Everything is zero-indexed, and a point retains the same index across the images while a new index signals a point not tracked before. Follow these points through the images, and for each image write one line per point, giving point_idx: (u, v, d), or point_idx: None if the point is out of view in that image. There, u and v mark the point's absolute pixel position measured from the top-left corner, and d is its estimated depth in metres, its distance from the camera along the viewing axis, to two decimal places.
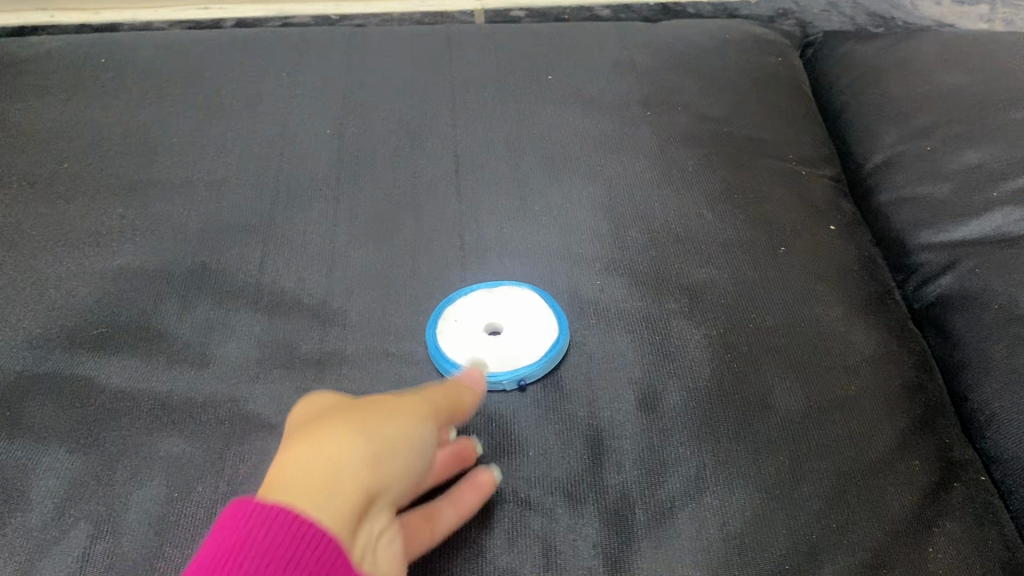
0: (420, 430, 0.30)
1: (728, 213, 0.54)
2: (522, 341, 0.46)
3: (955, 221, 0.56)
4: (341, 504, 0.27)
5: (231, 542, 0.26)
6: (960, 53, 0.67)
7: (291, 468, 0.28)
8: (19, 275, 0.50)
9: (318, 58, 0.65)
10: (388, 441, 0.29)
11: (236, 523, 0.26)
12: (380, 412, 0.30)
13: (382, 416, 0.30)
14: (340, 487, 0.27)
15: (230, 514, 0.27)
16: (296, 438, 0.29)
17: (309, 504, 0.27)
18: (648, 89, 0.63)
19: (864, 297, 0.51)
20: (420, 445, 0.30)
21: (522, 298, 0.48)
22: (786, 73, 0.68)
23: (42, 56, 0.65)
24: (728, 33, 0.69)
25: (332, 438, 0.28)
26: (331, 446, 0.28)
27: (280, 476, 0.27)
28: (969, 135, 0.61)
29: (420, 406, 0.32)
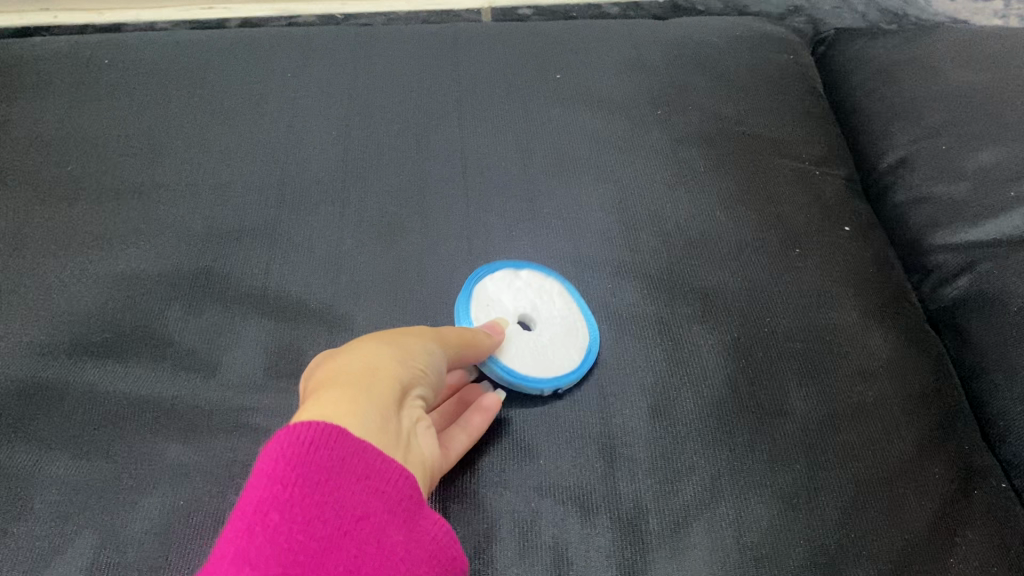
0: (428, 347, 0.36)
1: (740, 215, 0.53)
2: (555, 344, 0.45)
3: (972, 221, 0.55)
4: (385, 394, 0.32)
5: (325, 462, 0.27)
6: (975, 49, 0.66)
7: (333, 375, 0.32)
8: (21, 280, 0.49)
9: (324, 58, 0.64)
10: (405, 352, 0.35)
11: (328, 441, 0.28)
12: (394, 337, 0.36)
13: (395, 339, 0.35)
14: (379, 385, 0.32)
15: (325, 432, 0.28)
16: (326, 366, 0.34)
17: (363, 390, 0.31)
18: (658, 88, 0.62)
19: (880, 299, 0.50)
20: (431, 358, 0.36)
21: (549, 293, 0.48)
22: (798, 71, 0.67)
23: (44, 58, 0.64)
24: (738, 31, 0.68)
25: (361, 354, 0.33)
26: (360, 358, 0.33)
27: (328, 381, 0.32)
28: (985, 132, 0.59)
29: (423, 333, 0.37)
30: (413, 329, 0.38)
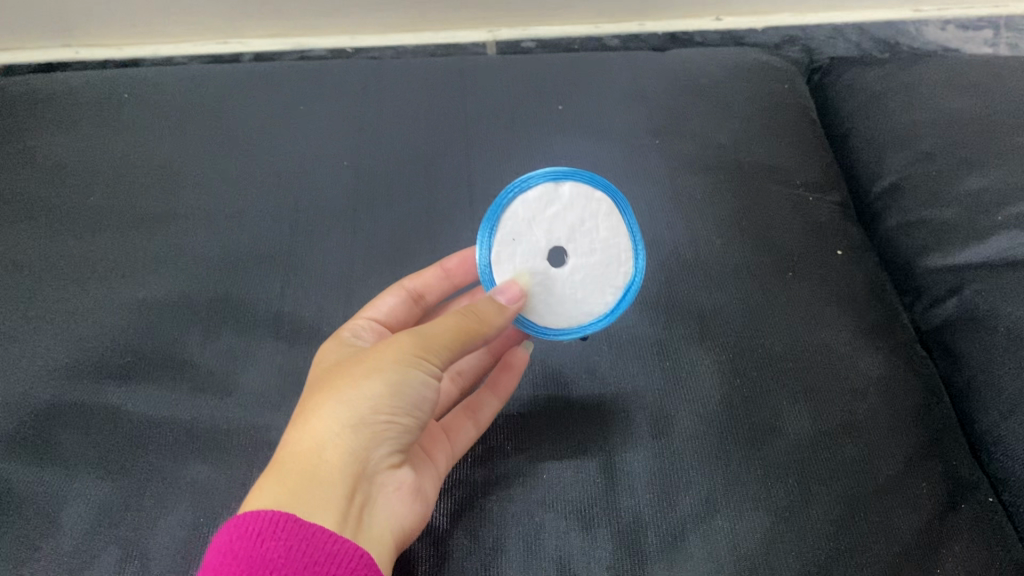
0: (402, 387, 0.36)
1: (736, 239, 0.55)
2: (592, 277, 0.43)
3: (961, 245, 0.57)
4: (329, 488, 0.34)
5: (275, 550, 0.32)
6: (965, 78, 0.68)
7: (289, 456, 0.35)
8: (47, 306, 0.52)
9: (335, 90, 0.67)
10: (365, 414, 0.35)
11: (275, 531, 0.32)
12: (362, 381, 0.35)
13: (360, 388, 0.35)
14: (325, 473, 0.34)
15: (274, 522, 0.32)
16: (301, 416, 0.36)
17: (306, 487, 0.34)
18: (658, 118, 0.64)
19: (871, 320, 0.52)
20: (401, 401, 0.36)
21: (594, 207, 0.43)
22: (794, 99, 0.69)
23: (65, 91, 0.67)
24: (735, 61, 0.71)
25: (319, 425, 0.35)
26: (314, 433, 0.35)
27: (280, 465, 0.35)
28: (974, 159, 0.61)
29: (403, 354, 0.36)
30: (397, 346, 0.36)
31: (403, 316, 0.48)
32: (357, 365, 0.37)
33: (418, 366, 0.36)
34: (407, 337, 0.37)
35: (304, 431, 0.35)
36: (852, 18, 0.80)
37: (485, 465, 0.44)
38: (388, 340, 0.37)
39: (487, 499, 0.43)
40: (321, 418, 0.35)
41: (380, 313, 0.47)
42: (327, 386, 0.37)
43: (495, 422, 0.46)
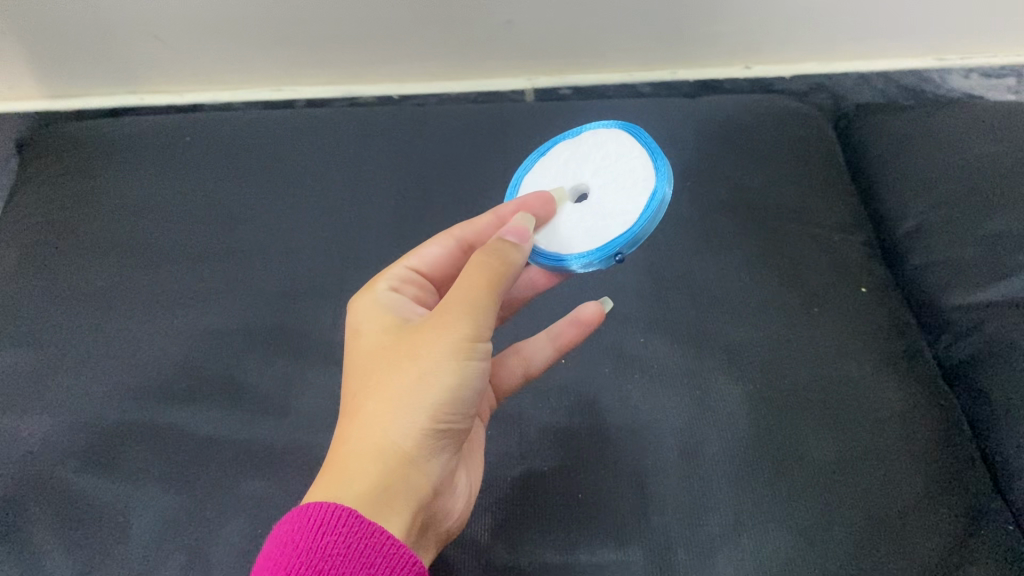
0: (461, 379, 0.35)
1: (763, 275, 0.58)
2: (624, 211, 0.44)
3: (982, 284, 0.59)
4: (402, 496, 0.34)
5: (334, 544, 0.32)
6: (988, 124, 0.70)
7: (355, 463, 0.34)
8: (118, 334, 0.56)
9: (383, 132, 0.71)
10: (433, 417, 0.35)
11: (336, 525, 0.32)
12: (428, 378, 0.35)
13: (425, 387, 0.35)
14: (399, 482, 0.34)
15: (335, 514, 0.32)
16: (361, 413, 0.35)
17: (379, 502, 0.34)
18: (688, 162, 0.67)
19: (895, 352, 0.54)
20: (460, 393, 0.35)
21: (613, 144, 0.47)
22: (821, 142, 0.71)
23: (132, 135, 0.72)
24: (764, 106, 0.74)
25: (390, 428, 0.35)
26: (385, 437, 0.35)
27: (345, 476, 0.34)
28: (995, 202, 0.64)
29: (457, 342, 0.35)
30: (451, 333, 0.35)
31: (448, 265, 0.45)
32: (412, 356, 0.35)
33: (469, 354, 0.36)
34: (455, 322, 0.35)
35: (372, 434, 0.35)
36: (878, 66, 0.83)
37: (524, 484, 0.47)
38: (434, 321, 0.36)
39: (528, 517, 0.46)
40: (390, 421, 0.35)
41: (424, 261, 0.45)
42: (383, 380, 0.36)
43: (533, 445, 0.49)
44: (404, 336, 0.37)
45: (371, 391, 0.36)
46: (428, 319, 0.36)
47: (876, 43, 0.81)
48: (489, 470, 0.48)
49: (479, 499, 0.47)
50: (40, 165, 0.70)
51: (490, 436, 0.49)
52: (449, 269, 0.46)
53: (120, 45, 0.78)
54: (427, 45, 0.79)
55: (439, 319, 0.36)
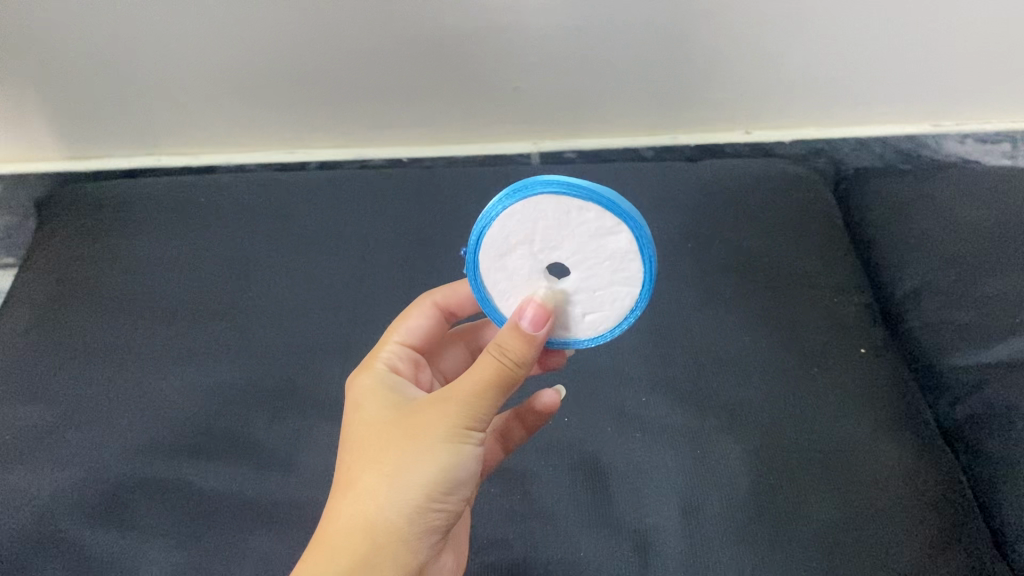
0: (454, 465, 0.36)
1: (764, 336, 0.59)
2: (530, 217, 0.36)
3: (980, 345, 0.60)
4: None
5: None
6: (982, 190, 0.72)
7: (343, 541, 0.35)
8: (129, 389, 0.57)
9: (392, 194, 0.73)
10: (425, 499, 0.35)
11: None
12: (423, 464, 0.35)
13: (417, 472, 0.35)
14: (384, 564, 0.35)
15: None
16: (350, 489, 0.36)
17: None
18: (689, 225, 0.69)
19: (895, 413, 0.54)
20: (452, 480, 0.36)
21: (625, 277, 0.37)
22: (820, 205, 0.73)
23: (149, 196, 0.74)
24: (764, 171, 0.75)
25: (378, 508, 0.35)
26: (372, 516, 0.35)
27: (334, 551, 0.34)
28: (990, 267, 0.65)
29: (457, 431, 0.35)
30: (449, 418, 0.35)
31: (432, 332, 0.46)
32: (408, 435, 0.36)
33: (465, 441, 0.36)
34: (453, 410, 0.35)
35: (361, 511, 0.35)
36: (875, 132, 0.85)
37: (528, 541, 0.48)
38: (435, 401, 0.36)
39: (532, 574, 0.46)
40: (379, 501, 0.35)
41: (408, 332, 0.45)
42: (374, 457, 0.36)
43: (537, 502, 0.50)
44: (403, 413, 0.37)
45: (365, 467, 0.36)
46: (429, 398, 0.37)
47: (873, 108, 0.83)
48: (493, 527, 0.48)
49: (483, 556, 0.47)
50: (60, 225, 0.72)
51: (494, 493, 0.50)
52: (433, 339, 0.47)
53: (140, 107, 0.81)
54: (436, 109, 0.82)
55: (439, 401, 0.36)
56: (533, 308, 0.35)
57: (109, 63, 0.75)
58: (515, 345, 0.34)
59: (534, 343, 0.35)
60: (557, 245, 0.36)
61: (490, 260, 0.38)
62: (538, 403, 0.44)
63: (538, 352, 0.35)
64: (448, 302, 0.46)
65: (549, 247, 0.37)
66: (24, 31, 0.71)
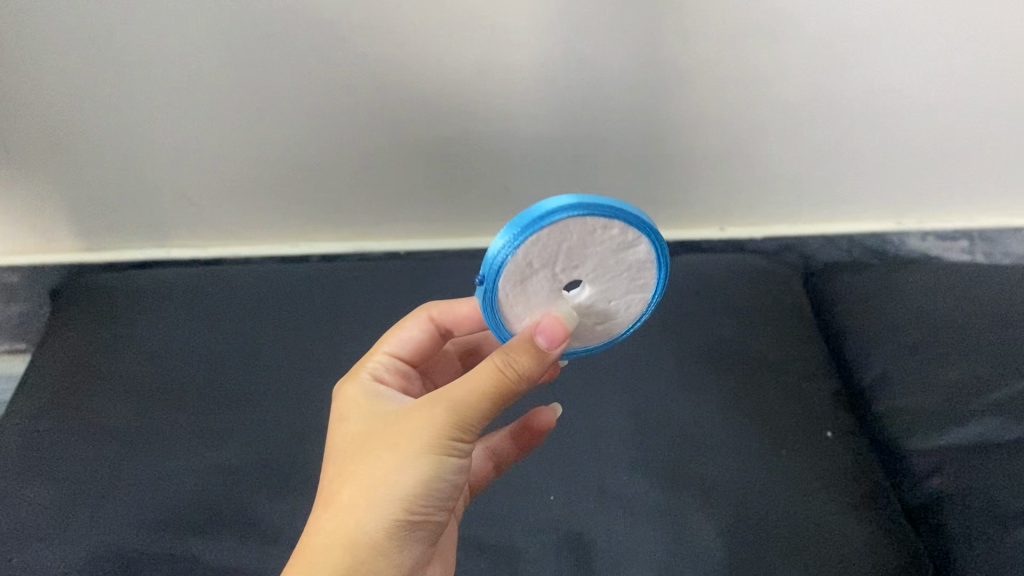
0: (435, 482, 0.39)
1: (737, 420, 0.63)
2: (554, 243, 0.38)
3: (940, 429, 0.64)
4: None
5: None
6: (940, 285, 0.78)
7: (327, 552, 0.39)
8: (138, 470, 0.61)
9: (390, 284, 0.77)
10: (402, 510, 0.39)
11: None
12: (402, 481, 0.39)
13: (398, 483, 0.39)
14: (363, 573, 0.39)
15: None
16: (334, 507, 0.40)
17: None
18: (669, 315, 0.74)
19: (859, 493, 0.58)
20: (431, 495, 0.39)
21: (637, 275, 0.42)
22: (791, 298, 0.78)
23: (163, 287, 0.78)
24: (738, 265, 0.81)
25: (359, 521, 0.39)
26: (354, 533, 0.39)
27: (321, 562, 0.39)
28: (948, 356, 0.70)
29: (437, 448, 0.39)
30: (436, 431, 0.38)
31: (424, 345, 0.51)
32: (393, 447, 0.39)
33: (448, 453, 0.39)
34: (439, 423, 0.38)
35: (344, 523, 0.39)
36: (843, 230, 0.91)
37: None
38: (418, 420, 0.39)
39: None
40: (361, 518, 0.39)
41: (401, 343, 0.50)
42: (358, 475, 0.40)
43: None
44: (389, 424, 0.41)
45: (351, 478, 0.40)
46: (411, 415, 0.40)
47: (840, 208, 0.89)
48: None
49: None
50: (75, 314, 0.76)
51: (484, 567, 0.53)
52: (425, 348, 0.51)
53: (154, 202, 0.86)
54: (432, 204, 0.87)
55: (428, 414, 0.39)
56: (555, 323, 0.38)
57: (129, 161, 0.81)
58: (515, 362, 0.37)
59: (544, 362, 0.38)
60: (584, 262, 0.40)
61: (506, 288, 0.40)
62: (537, 421, 0.50)
63: (543, 367, 0.38)
64: (443, 319, 0.50)
65: (570, 267, 0.40)
66: (52, 132, 0.77)
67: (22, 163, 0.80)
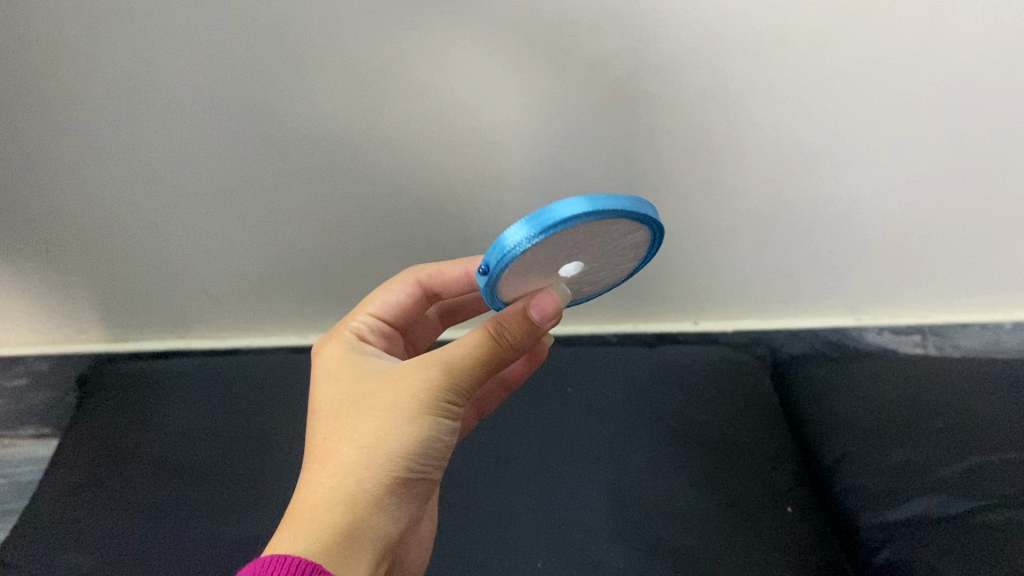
0: (428, 440, 0.46)
1: (706, 497, 0.70)
2: (564, 237, 0.43)
3: (890, 505, 0.71)
4: (367, 531, 0.44)
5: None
6: (894, 375, 0.86)
7: (332, 502, 0.44)
8: None
9: None
10: (399, 466, 0.46)
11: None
12: (399, 436, 0.46)
13: (398, 439, 0.46)
14: (364, 520, 0.44)
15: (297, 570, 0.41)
16: (332, 465, 0.45)
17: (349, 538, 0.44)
18: (647, 400, 0.81)
19: (814, 562, 0.65)
20: (423, 450, 0.46)
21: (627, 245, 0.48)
22: (758, 386, 0.86)
23: (182, 389, 0.90)
24: (710, 357, 0.89)
25: (362, 475, 0.45)
26: (354, 489, 0.45)
27: (324, 510, 0.44)
28: (899, 439, 0.77)
29: (431, 406, 0.46)
30: (430, 393, 0.46)
31: (408, 304, 0.61)
32: (388, 408, 0.46)
33: (438, 413, 0.47)
34: (434, 386, 0.46)
35: (346, 476, 0.45)
36: (806, 324, 1.01)
37: None
38: (413, 383, 0.47)
39: None
40: (362, 473, 0.45)
41: (389, 302, 0.60)
42: (355, 433, 0.46)
43: None
44: (379, 388, 0.48)
45: (347, 438, 0.46)
46: (402, 379, 0.47)
47: (803, 305, 0.99)
48: None
49: None
50: (104, 411, 0.88)
51: None
52: (410, 306, 0.61)
53: (183, 292, 0.96)
54: None
55: (421, 378, 0.47)
56: (548, 300, 0.47)
57: (165, 254, 0.91)
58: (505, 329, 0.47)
59: (533, 330, 0.47)
60: (587, 247, 0.45)
61: (510, 270, 0.44)
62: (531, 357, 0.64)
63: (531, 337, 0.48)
64: (431, 282, 0.61)
65: (574, 249, 0.46)
66: (100, 229, 0.87)
67: (69, 256, 0.90)
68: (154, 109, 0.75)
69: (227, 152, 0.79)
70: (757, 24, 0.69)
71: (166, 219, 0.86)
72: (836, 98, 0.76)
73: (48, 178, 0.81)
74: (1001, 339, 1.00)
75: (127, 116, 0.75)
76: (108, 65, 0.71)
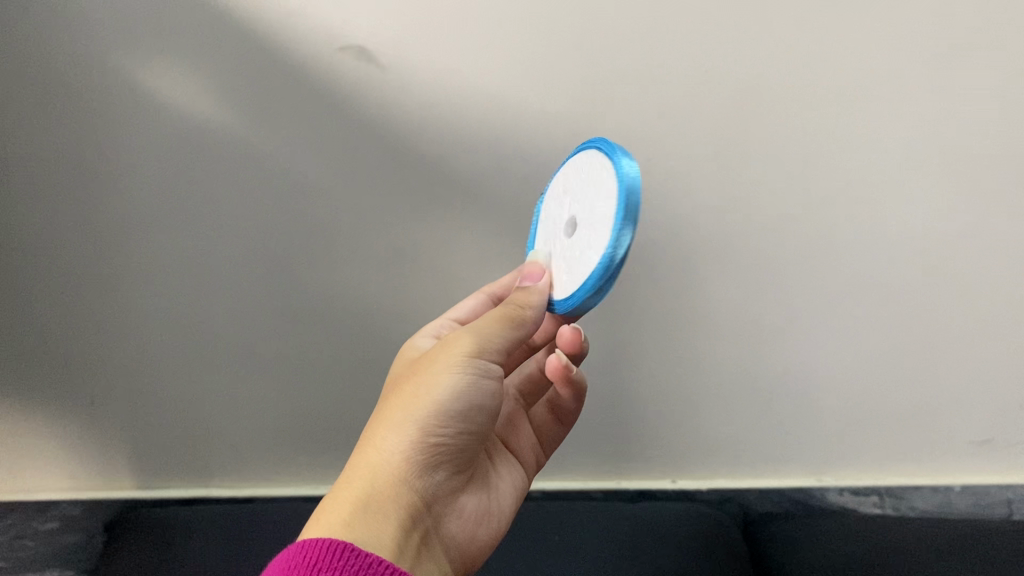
0: (452, 395, 0.59)
1: None
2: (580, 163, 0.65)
3: None
4: (387, 489, 0.56)
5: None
6: (851, 527, 0.95)
7: (363, 465, 0.57)
8: None
9: None
10: (422, 426, 0.58)
11: (324, 552, 0.51)
12: (416, 406, 0.58)
13: (423, 396, 0.58)
14: (385, 479, 0.57)
15: (326, 547, 0.51)
16: (369, 439, 0.59)
17: (368, 504, 0.55)
18: (623, 549, 0.92)
19: None
20: (442, 415, 0.58)
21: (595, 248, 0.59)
22: (725, 537, 0.96)
23: (207, 539, 0.98)
24: (683, 510, 1.00)
25: (390, 438, 0.58)
26: (381, 453, 0.57)
27: (359, 475, 0.57)
28: None
29: (443, 375, 0.59)
30: (452, 358, 0.60)
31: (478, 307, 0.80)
32: (422, 375, 0.60)
33: (459, 372, 0.59)
34: (455, 355, 0.60)
35: (378, 443, 0.58)
36: (773, 485, 1.12)
37: None
38: (442, 355, 0.61)
39: None
40: (389, 436, 0.58)
41: (463, 308, 0.80)
42: (390, 405, 0.60)
43: None
44: (418, 366, 0.62)
45: (386, 412, 0.60)
46: (433, 357, 0.62)
47: (772, 466, 1.11)
48: None
49: None
50: (134, 557, 0.96)
51: None
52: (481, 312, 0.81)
53: (221, 438, 1.09)
54: None
55: (449, 348, 0.61)
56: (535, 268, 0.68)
57: (211, 401, 1.05)
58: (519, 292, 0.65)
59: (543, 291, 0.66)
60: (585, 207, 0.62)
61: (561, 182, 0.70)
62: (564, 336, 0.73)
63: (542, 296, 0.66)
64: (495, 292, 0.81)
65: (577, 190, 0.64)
66: (150, 382, 1.02)
67: (124, 401, 1.04)
68: (220, 275, 0.91)
69: (275, 312, 0.95)
70: (716, 228, 0.85)
71: (213, 370, 1.01)
72: (775, 294, 0.92)
73: (122, 331, 0.97)
74: (951, 500, 1.11)
75: (197, 280, 0.92)
76: (186, 237, 0.88)
